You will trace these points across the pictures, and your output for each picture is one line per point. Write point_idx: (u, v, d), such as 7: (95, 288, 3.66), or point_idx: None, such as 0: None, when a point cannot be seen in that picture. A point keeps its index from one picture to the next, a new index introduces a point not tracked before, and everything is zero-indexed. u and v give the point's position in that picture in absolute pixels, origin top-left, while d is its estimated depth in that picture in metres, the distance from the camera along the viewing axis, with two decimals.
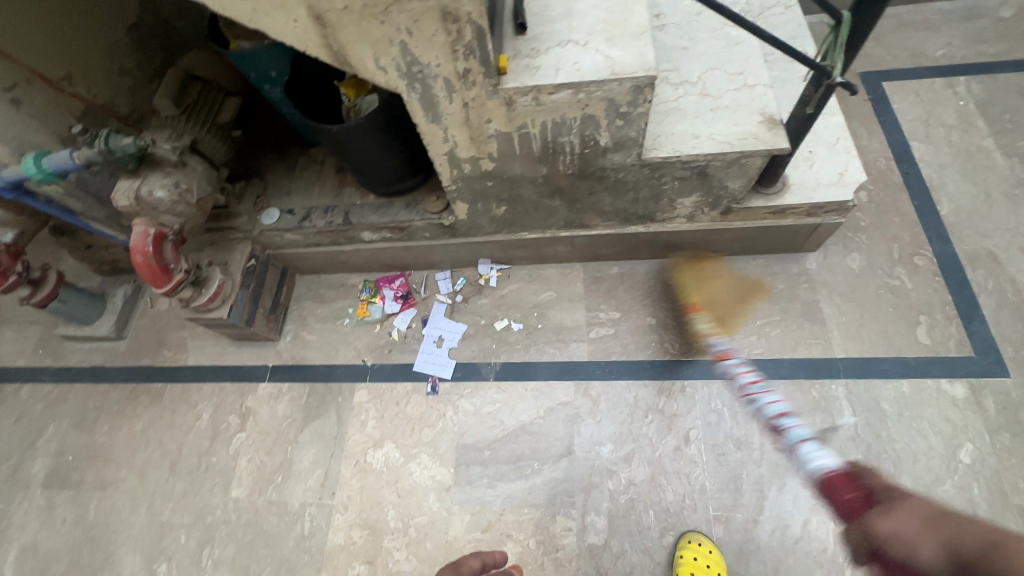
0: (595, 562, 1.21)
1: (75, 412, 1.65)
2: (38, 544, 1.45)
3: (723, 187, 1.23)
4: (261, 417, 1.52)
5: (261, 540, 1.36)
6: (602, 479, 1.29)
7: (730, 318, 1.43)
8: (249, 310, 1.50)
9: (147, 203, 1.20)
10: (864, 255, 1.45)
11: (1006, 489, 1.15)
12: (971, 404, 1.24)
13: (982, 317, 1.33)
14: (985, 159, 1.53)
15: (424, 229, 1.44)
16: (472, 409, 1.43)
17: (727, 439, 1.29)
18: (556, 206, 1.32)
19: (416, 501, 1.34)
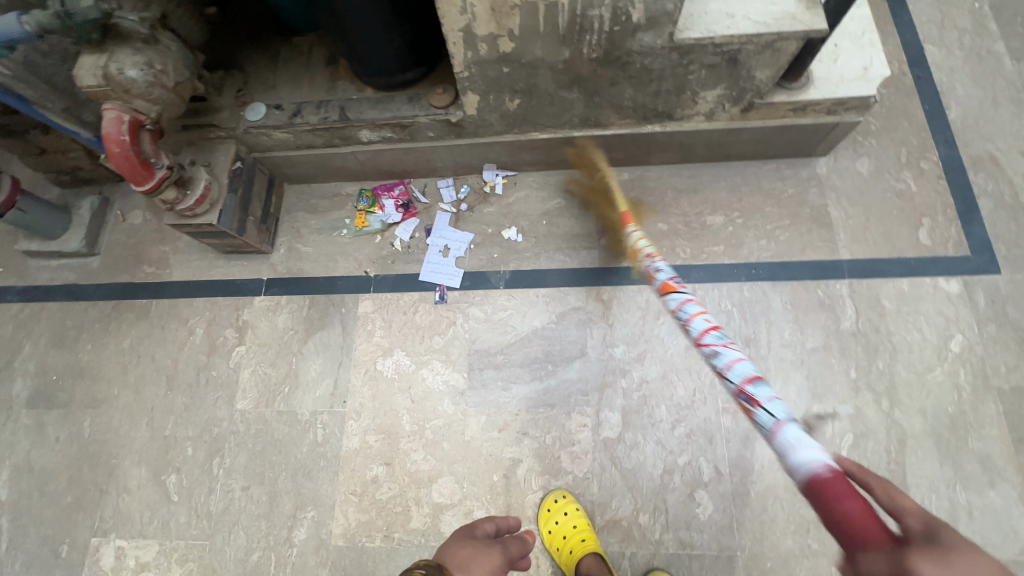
0: (610, 453, 1.26)
1: (53, 331, 1.54)
2: (33, 463, 1.40)
3: (750, 78, 1.17)
4: (261, 330, 1.46)
5: (273, 449, 1.34)
6: (615, 378, 1.32)
7: (741, 223, 1.43)
8: (240, 216, 1.39)
9: (118, 84, 1.05)
10: (873, 159, 1.45)
11: (989, 373, 1.24)
12: (964, 298, 1.30)
13: (979, 218, 1.37)
14: (995, 63, 1.52)
15: (429, 127, 1.34)
16: (483, 316, 1.41)
17: (736, 337, 1.32)
18: (574, 99, 1.24)
19: (430, 405, 1.34)
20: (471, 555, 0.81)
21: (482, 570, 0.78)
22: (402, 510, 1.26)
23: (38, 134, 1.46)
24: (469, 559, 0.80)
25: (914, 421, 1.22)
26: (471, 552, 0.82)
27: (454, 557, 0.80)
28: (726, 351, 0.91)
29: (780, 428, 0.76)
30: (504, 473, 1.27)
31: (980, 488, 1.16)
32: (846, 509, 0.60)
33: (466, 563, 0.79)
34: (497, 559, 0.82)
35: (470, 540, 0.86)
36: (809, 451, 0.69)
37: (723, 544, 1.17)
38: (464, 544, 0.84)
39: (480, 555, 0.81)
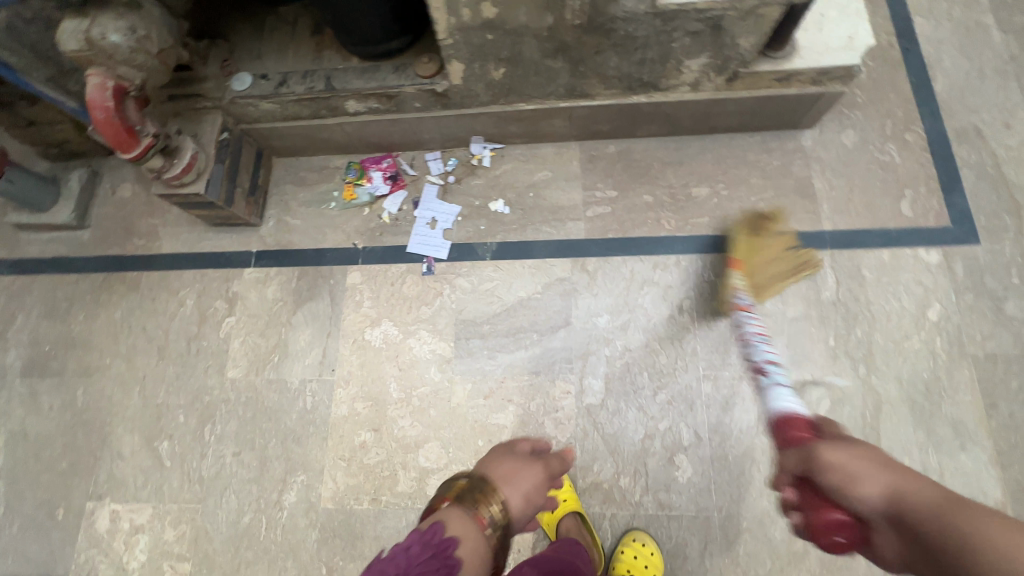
0: (593, 419, 1.29)
1: (44, 302, 1.55)
2: (28, 430, 1.43)
3: (733, 45, 1.17)
4: (250, 301, 1.48)
5: (264, 416, 1.37)
6: (599, 346, 1.34)
7: (726, 195, 1.44)
8: (227, 187, 1.40)
9: (101, 49, 1.05)
10: (858, 131, 1.46)
11: (964, 340, 1.26)
12: (943, 268, 1.32)
13: (961, 189, 1.38)
14: (983, 35, 1.52)
15: (415, 97, 1.34)
16: (470, 287, 1.43)
17: (719, 306, 1.34)
18: (559, 68, 1.24)
19: (417, 373, 1.36)
20: (514, 467, 0.75)
21: (525, 487, 0.73)
22: (390, 474, 1.29)
23: (26, 105, 1.45)
24: (513, 473, 0.74)
25: (890, 387, 1.25)
26: (514, 467, 0.76)
27: (496, 471, 0.74)
28: (762, 342, 1.10)
29: (773, 386, 0.94)
30: (489, 438, 1.29)
31: (952, 451, 1.19)
32: (792, 435, 0.78)
33: (509, 477, 0.73)
34: (541, 476, 0.76)
35: (515, 454, 0.80)
36: (788, 402, 0.88)
37: (701, 506, 1.21)
38: (507, 458, 0.77)
39: (524, 472, 0.75)
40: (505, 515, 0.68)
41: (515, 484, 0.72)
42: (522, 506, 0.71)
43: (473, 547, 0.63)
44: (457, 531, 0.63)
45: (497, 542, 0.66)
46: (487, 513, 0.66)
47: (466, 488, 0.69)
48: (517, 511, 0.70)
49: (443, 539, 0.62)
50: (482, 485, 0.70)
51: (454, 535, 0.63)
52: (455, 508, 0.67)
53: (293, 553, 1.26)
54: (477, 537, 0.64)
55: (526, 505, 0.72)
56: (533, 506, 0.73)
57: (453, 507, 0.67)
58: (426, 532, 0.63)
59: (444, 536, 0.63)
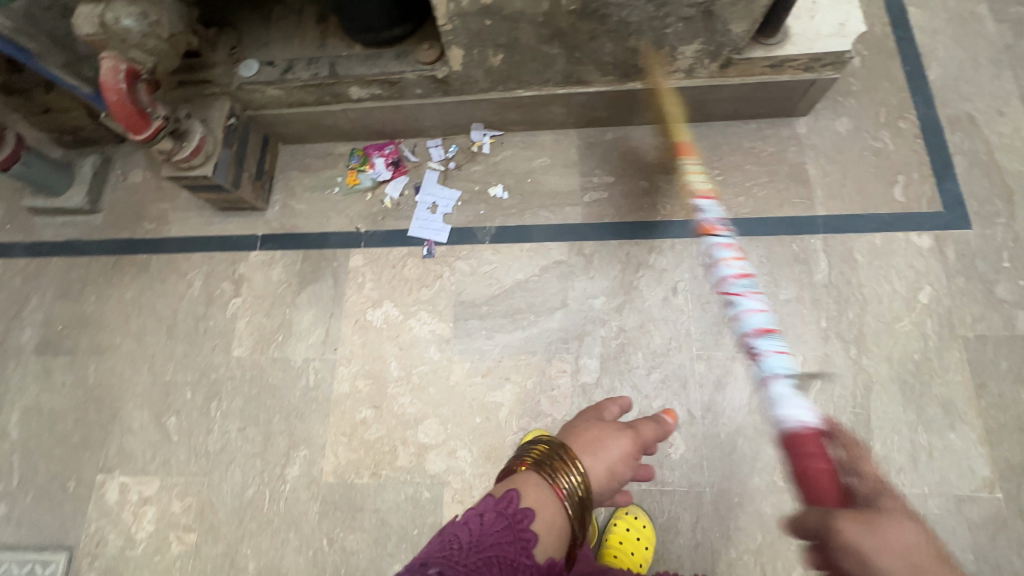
0: (588, 397, 1.32)
1: (58, 283, 1.60)
2: (41, 406, 1.47)
3: (725, 31, 1.20)
4: (256, 283, 1.52)
5: (268, 392, 1.41)
6: (595, 327, 1.37)
7: (721, 180, 1.46)
8: (234, 170, 1.44)
9: (115, 33, 1.10)
10: (852, 119, 1.48)
11: (955, 323, 1.28)
12: (935, 252, 1.34)
13: (954, 175, 1.40)
14: (977, 25, 1.53)
15: (416, 84, 1.38)
16: (469, 270, 1.46)
17: (712, 289, 1.37)
18: (555, 54, 1.28)
19: (417, 352, 1.40)
20: (599, 437, 0.72)
21: (609, 458, 0.71)
22: (390, 449, 1.32)
23: (42, 93, 1.51)
24: (596, 442, 0.72)
25: (881, 368, 1.27)
26: (600, 435, 0.73)
27: (579, 438, 0.73)
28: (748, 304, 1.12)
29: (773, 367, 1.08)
30: (486, 415, 1.33)
31: (941, 430, 1.21)
32: (814, 469, 0.65)
33: (593, 446, 0.71)
34: (628, 447, 0.72)
35: (602, 421, 0.76)
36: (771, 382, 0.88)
37: (693, 481, 1.23)
38: (592, 426, 0.75)
39: (610, 442, 0.72)
40: (585, 486, 0.67)
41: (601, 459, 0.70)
42: (603, 478, 0.69)
43: (548, 517, 0.64)
44: (533, 501, 0.65)
45: (575, 511, 0.66)
46: (566, 482, 0.66)
47: (546, 453, 0.69)
48: (597, 483, 0.69)
49: (517, 509, 0.63)
50: (564, 451, 0.69)
51: (530, 505, 0.64)
52: (533, 474, 0.67)
53: (295, 525, 1.29)
54: (553, 507, 0.65)
55: (609, 477, 0.70)
56: (617, 477, 0.71)
57: (532, 475, 0.67)
58: (502, 499, 0.64)
59: (518, 505, 0.64)
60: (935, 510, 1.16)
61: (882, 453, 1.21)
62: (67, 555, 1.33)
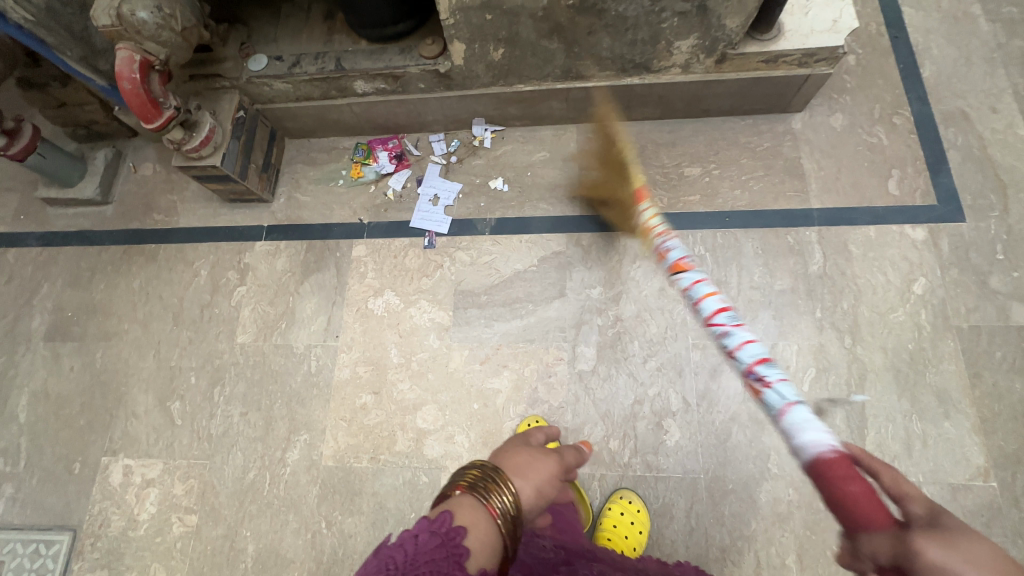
0: (584, 384, 1.33)
1: (69, 272, 1.64)
2: (49, 390, 1.50)
3: (720, 26, 1.24)
4: (261, 272, 1.55)
5: (270, 378, 1.44)
6: (592, 316, 1.39)
7: (717, 174, 1.49)
8: (242, 161, 1.48)
9: (130, 25, 1.14)
10: (847, 115, 1.50)
11: (949, 313, 1.29)
12: (929, 244, 1.35)
13: (948, 169, 1.42)
14: (970, 25, 1.56)
15: (419, 78, 1.42)
16: (469, 260, 1.49)
17: (708, 280, 1.39)
18: (555, 49, 1.32)
19: (417, 340, 1.42)
20: (529, 459, 0.69)
21: (539, 479, 0.67)
22: (388, 434, 1.34)
23: (58, 87, 1.55)
24: (528, 463, 0.68)
25: (875, 357, 1.28)
26: (529, 457, 0.69)
27: (509, 461, 0.68)
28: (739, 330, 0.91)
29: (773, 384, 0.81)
30: (484, 402, 1.34)
31: (935, 419, 1.21)
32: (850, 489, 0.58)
33: (524, 467, 0.67)
34: (556, 469, 0.69)
35: (530, 444, 0.73)
36: (814, 432, 0.65)
37: (687, 468, 1.24)
38: (522, 448, 0.71)
39: (539, 463, 0.69)
40: (518, 506, 0.62)
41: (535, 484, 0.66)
42: (535, 499, 0.65)
43: (481, 538, 0.59)
44: (466, 521, 0.59)
45: (508, 532, 0.61)
46: (500, 502, 0.61)
47: (479, 475, 0.63)
48: (529, 503, 0.65)
49: (450, 528, 0.58)
50: (497, 473, 0.64)
51: (462, 525, 0.59)
52: (467, 497, 0.62)
53: (295, 508, 1.31)
54: (487, 527, 0.60)
55: (539, 499, 0.66)
56: (548, 499, 0.67)
57: (466, 496, 0.62)
58: (434, 520, 0.58)
59: (452, 525, 0.58)
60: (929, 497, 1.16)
61: (876, 441, 1.21)
62: (71, 536, 1.35)
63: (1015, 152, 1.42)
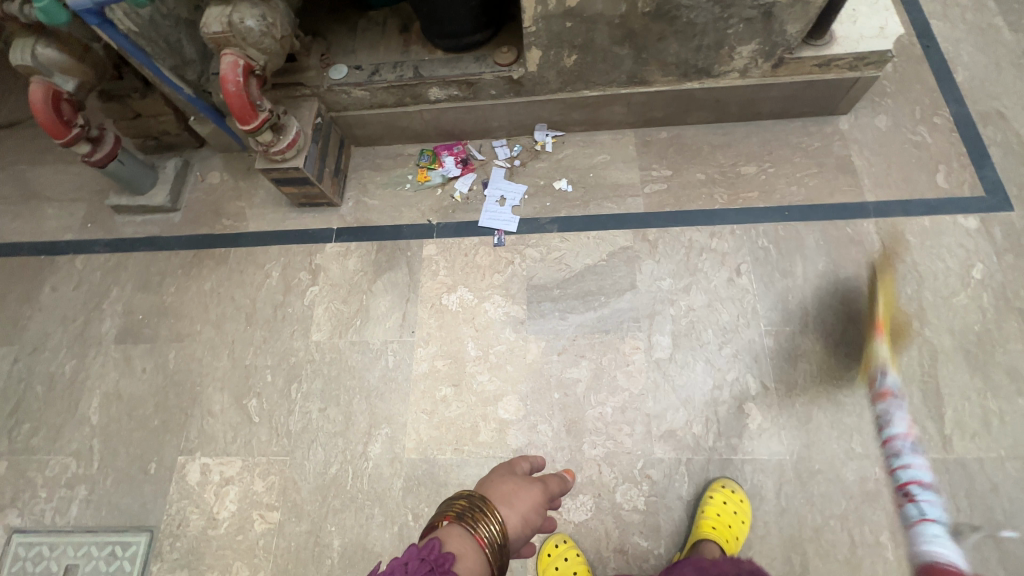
0: (662, 371, 1.36)
1: (138, 277, 1.67)
2: (121, 391, 1.51)
3: (781, 32, 1.33)
4: (332, 272, 1.59)
5: (348, 374, 1.45)
6: (664, 307, 1.43)
7: (773, 172, 1.57)
8: (319, 165, 1.54)
9: (239, 31, 1.22)
10: (890, 116, 1.60)
11: (1010, 296, 1.35)
12: (982, 232, 1.42)
13: (991, 163, 1.51)
14: (995, 35, 1.68)
15: (492, 85, 1.50)
16: (539, 256, 1.54)
17: (775, 270, 1.44)
18: (624, 54, 1.41)
19: (493, 333, 1.45)
20: (513, 488, 0.73)
21: (524, 508, 0.71)
22: (470, 426, 1.36)
23: (138, 98, 1.61)
24: (511, 494, 0.72)
25: (944, 338, 1.32)
26: (513, 487, 0.73)
27: (496, 491, 0.72)
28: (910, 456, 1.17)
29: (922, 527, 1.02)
30: (564, 391, 1.37)
31: (1009, 396, 1.25)
32: None
33: (508, 497, 0.71)
34: (539, 497, 0.73)
35: (514, 474, 0.77)
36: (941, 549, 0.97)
37: (772, 450, 1.26)
38: (506, 478, 0.75)
39: (523, 493, 0.73)
40: (504, 534, 0.66)
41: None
42: (522, 527, 0.69)
43: (471, 566, 0.61)
44: (455, 550, 0.61)
45: (496, 560, 0.64)
46: (488, 531, 0.64)
47: (466, 505, 0.66)
48: (516, 531, 0.68)
49: (440, 554, 0.59)
50: (483, 502, 0.67)
51: (452, 552, 0.60)
52: (455, 527, 0.64)
53: (380, 501, 1.31)
54: (475, 555, 0.62)
55: (525, 527, 0.70)
56: (532, 527, 0.71)
57: (454, 526, 0.64)
58: (423, 546, 0.59)
59: (441, 552, 0.60)
60: (1014, 472, 1.19)
61: (955, 419, 1.25)
62: (148, 536, 1.33)
63: None
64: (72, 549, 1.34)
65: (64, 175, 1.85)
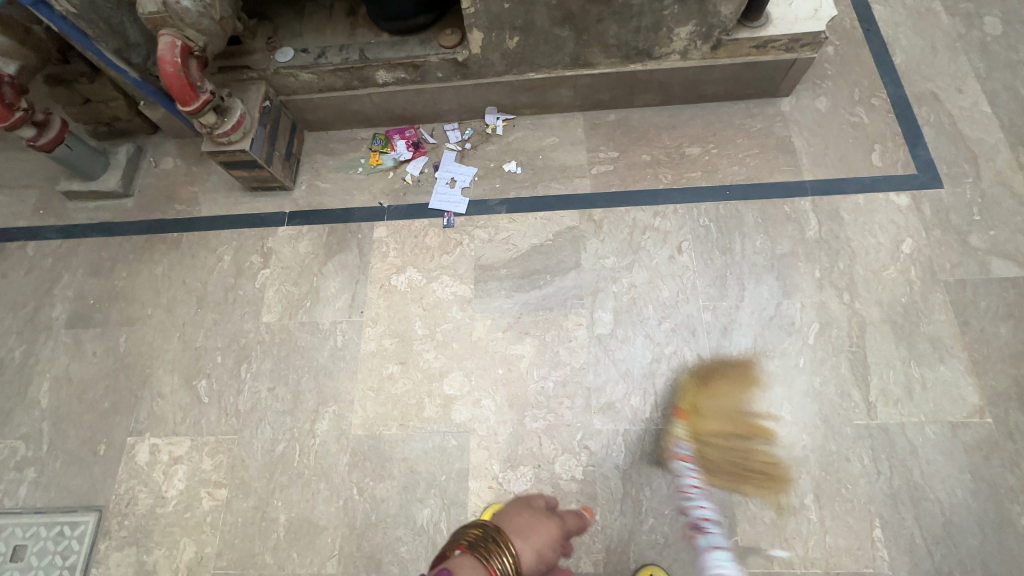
0: (603, 346, 1.40)
1: (90, 262, 1.67)
2: (71, 375, 1.51)
3: (716, 13, 1.36)
4: (284, 255, 1.60)
5: (297, 354, 1.47)
6: (607, 284, 1.47)
7: (716, 153, 1.60)
8: (268, 148, 1.55)
9: (175, 12, 1.22)
10: (830, 98, 1.64)
11: (936, 269, 1.40)
12: (912, 209, 1.47)
13: (924, 143, 1.56)
14: (933, 19, 1.73)
15: (438, 67, 1.52)
16: (488, 237, 1.56)
17: (714, 247, 1.48)
18: (565, 36, 1.43)
19: (441, 312, 1.48)
20: (531, 520, 0.75)
21: (539, 541, 0.72)
22: (416, 402, 1.38)
23: (86, 83, 1.60)
24: (528, 526, 0.74)
25: (873, 310, 1.37)
26: (530, 520, 0.75)
27: (510, 523, 0.74)
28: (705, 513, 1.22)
29: (818, 526, 1.19)
30: (508, 366, 1.40)
31: (931, 363, 1.30)
32: None
33: (524, 530, 0.73)
34: (555, 532, 0.75)
35: (532, 506, 0.79)
36: None
37: (707, 420, 1.30)
38: (524, 509, 0.77)
39: (539, 527, 0.74)
40: (517, 567, 0.67)
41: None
42: (535, 561, 0.70)
43: None
44: None
45: None
46: (500, 564, 0.65)
47: (480, 535, 0.68)
48: (530, 566, 0.69)
49: None
50: (498, 534, 0.69)
51: None
52: (468, 557, 0.66)
53: (326, 476, 1.33)
54: None
55: (538, 561, 0.71)
56: (546, 561, 0.72)
57: (467, 556, 0.66)
58: None
59: None
60: (932, 435, 1.24)
61: (880, 387, 1.29)
62: (96, 516, 1.35)
63: (982, 126, 1.56)
64: (20, 529, 1.35)
65: (15, 162, 1.84)
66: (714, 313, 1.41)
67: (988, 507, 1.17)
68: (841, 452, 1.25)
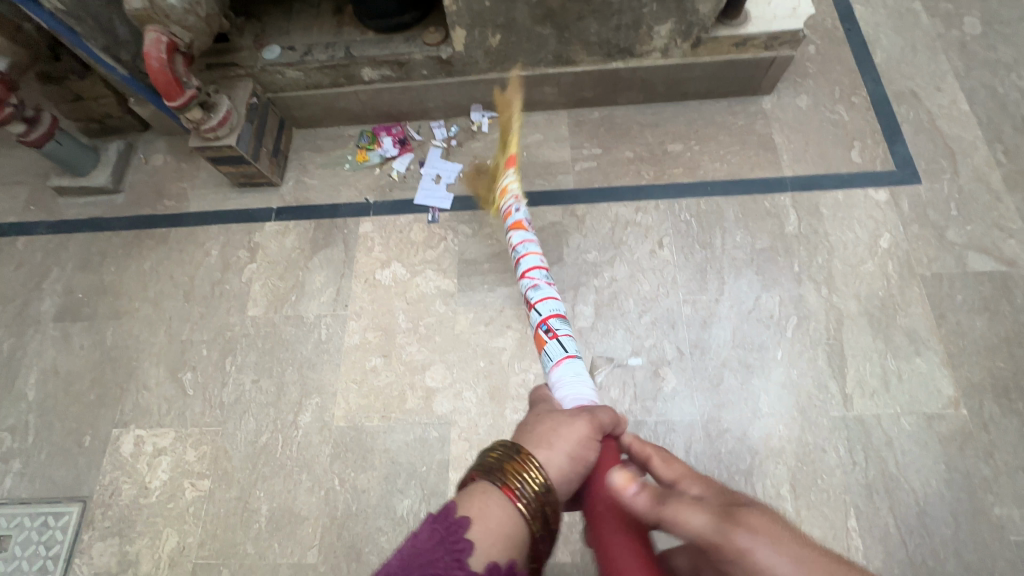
0: (584, 339, 1.41)
1: (79, 257, 1.69)
2: (59, 367, 1.53)
3: (694, 11, 1.39)
4: (270, 250, 1.62)
5: (282, 347, 1.48)
6: (589, 278, 1.48)
7: (698, 149, 1.62)
8: (255, 144, 1.57)
9: (161, 9, 1.24)
10: (811, 96, 1.66)
11: (913, 263, 1.41)
12: (891, 205, 1.49)
13: (903, 140, 1.57)
14: (913, 18, 1.75)
15: (423, 65, 1.54)
16: (471, 232, 1.58)
17: (695, 241, 1.50)
18: (547, 34, 1.45)
19: (424, 306, 1.49)
20: (554, 427, 0.71)
21: (564, 446, 0.69)
22: (398, 394, 1.40)
23: (76, 80, 1.62)
24: (549, 434, 0.70)
25: (850, 303, 1.38)
26: (552, 425, 0.72)
27: (532, 437, 0.70)
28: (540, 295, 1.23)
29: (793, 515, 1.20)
30: (489, 359, 1.41)
31: (908, 356, 1.32)
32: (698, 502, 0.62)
33: (546, 440, 0.69)
34: (582, 432, 0.71)
35: (556, 413, 0.75)
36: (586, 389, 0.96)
37: (685, 412, 1.31)
38: (545, 418, 0.73)
39: (561, 430, 0.70)
40: (542, 479, 0.63)
41: (748, 524, 0.53)
42: (559, 469, 0.66)
43: (494, 524, 0.58)
44: (474, 510, 0.59)
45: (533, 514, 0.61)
46: (518, 484, 0.61)
47: (496, 456, 0.65)
48: (556, 473, 0.66)
49: (456, 517, 0.57)
50: (515, 452, 0.65)
51: (468, 513, 0.58)
52: (485, 482, 0.63)
53: (307, 467, 1.34)
54: (505, 510, 0.60)
55: (566, 468, 0.67)
56: (574, 468, 0.67)
57: (482, 482, 0.63)
58: (439, 511, 0.58)
59: (457, 515, 0.58)
60: (908, 427, 1.25)
61: (856, 379, 1.31)
62: (80, 506, 1.36)
63: (960, 124, 1.58)
64: (5, 520, 1.36)
65: (8, 159, 1.86)
66: (693, 306, 1.42)
67: (962, 497, 1.18)
68: (818, 443, 1.26)
